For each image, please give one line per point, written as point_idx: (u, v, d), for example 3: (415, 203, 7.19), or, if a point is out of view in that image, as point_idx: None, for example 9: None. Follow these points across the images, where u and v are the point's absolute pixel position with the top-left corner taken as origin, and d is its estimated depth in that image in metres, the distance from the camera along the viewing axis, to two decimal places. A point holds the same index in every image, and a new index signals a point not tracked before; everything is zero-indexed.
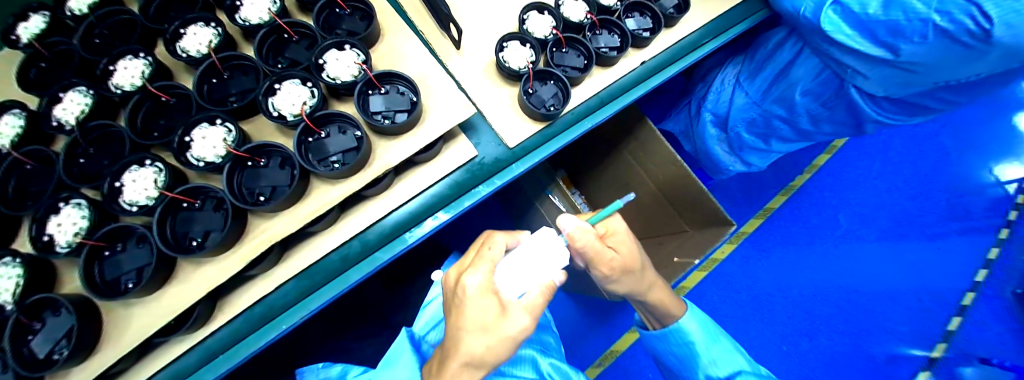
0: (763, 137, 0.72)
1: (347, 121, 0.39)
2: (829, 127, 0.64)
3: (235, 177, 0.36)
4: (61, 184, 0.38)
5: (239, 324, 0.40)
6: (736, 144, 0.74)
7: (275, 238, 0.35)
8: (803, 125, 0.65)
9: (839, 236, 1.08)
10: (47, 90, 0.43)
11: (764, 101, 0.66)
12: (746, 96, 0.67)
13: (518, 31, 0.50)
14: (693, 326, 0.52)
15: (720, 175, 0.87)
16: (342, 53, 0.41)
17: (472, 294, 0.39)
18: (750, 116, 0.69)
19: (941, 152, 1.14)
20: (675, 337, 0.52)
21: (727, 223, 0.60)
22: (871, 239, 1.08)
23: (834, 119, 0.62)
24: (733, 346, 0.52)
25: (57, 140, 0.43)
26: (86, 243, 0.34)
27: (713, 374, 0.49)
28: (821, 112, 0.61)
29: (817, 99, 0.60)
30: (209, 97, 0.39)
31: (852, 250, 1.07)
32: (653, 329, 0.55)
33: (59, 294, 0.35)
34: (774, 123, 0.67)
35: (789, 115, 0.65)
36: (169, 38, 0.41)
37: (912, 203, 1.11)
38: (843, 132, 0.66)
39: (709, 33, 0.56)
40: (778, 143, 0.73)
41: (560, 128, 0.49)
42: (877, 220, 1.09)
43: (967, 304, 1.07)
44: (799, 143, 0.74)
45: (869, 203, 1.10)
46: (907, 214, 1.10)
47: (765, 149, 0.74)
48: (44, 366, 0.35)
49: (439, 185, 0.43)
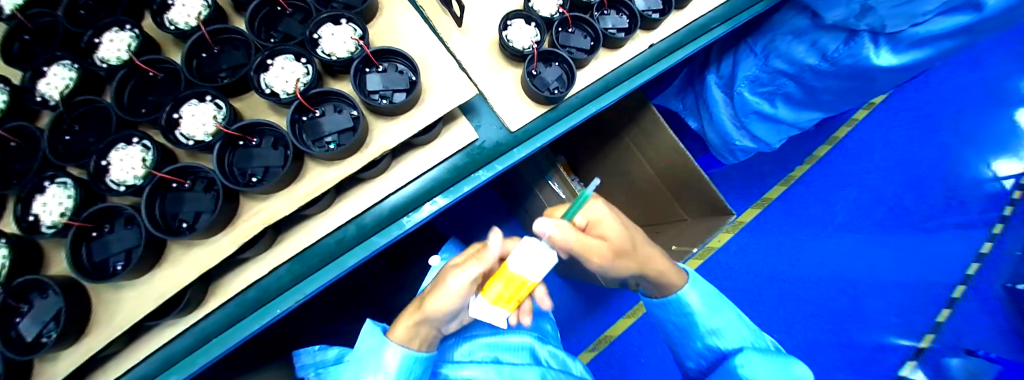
0: (769, 97, 0.69)
1: (343, 100, 0.37)
2: (835, 82, 0.62)
3: (226, 156, 0.35)
4: (45, 162, 0.37)
5: (232, 309, 0.38)
6: (740, 109, 0.72)
7: (269, 220, 0.34)
8: (809, 81, 0.63)
9: (834, 227, 1.07)
10: (30, 64, 0.41)
11: (769, 60, 0.64)
12: (752, 54, 0.67)
13: (523, 9, 0.47)
14: (694, 295, 0.51)
15: (725, 153, 0.84)
16: (338, 27, 0.39)
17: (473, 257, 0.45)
18: (753, 74, 0.67)
19: (941, 143, 1.12)
20: (675, 307, 0.52)
21: (728, 212, 0.58)
22: (870, 230, 1.07)
23: (839, 73, 0.60)
24: (734, 315, 0.51)
25: (42, 115, 0.41)
26: (72, 224, 0.33)
27: (712, 344, 0.50)
28: (826, 68, 0.59)
29: (821, 51, 0.58)
30: (198, 73, 0.37)
31: (847, 240, 1.06)
32: (653, 298, 0.54)
33: (46, 276, 0.34)
34: (780, 80, 0.66)
35: (793, 71, 0.63)
36: (157, 10, 0.39)
37: (906, 194, 1.09)
38: (851, 88, 0.63)
39: (721, 17, 0.54)
40: (784, 105, 0.71)
41: (564, 112, 0.47)
42: (873, 210, 1.08)
43: (956, 297, 1.07)
44: (808, 108, 0.72)
45: (867, 193, 1.09)
46: (907, 206, 1.09)
47: (772, 115, 0.72)
48: (32, 349, 0.34)
49: (437, 169, 0.41)
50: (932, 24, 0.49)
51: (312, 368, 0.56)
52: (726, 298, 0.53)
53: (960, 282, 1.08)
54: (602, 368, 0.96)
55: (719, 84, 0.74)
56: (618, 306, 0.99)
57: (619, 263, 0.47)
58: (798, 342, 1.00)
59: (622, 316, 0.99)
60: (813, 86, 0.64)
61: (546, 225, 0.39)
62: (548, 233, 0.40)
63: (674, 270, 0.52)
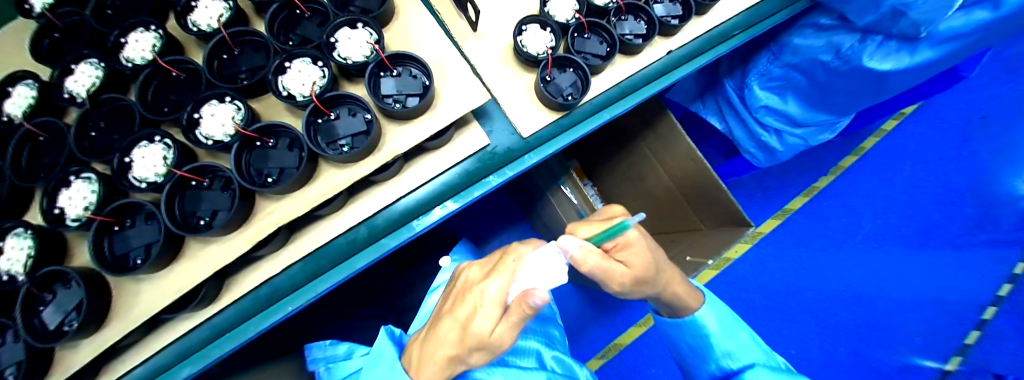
0: (780, 92, 0.69)
1: (357, 103, 0.38)
2: (848, 81, 0.62)
3: (243, 156, 0.36)
4: (71, 158, 0.38)
5: (248, 304, 0.39)
6: (749, 104, 0.72)
7: (283, 221, 0.35)
8: (821, 78, 0.63)
9: (860, 240, 1.05)
10: (58, 61, 0.42)
11: (781, 55, 0.65)
12: (767, 50, 0.67)
13: (538, 14, 0.48)
14: (709, 317, 0.52)
15: (756, 151, 0.79)
16: (354, 31, 0.40)
17: (490, 299, 0.40)
18: (765, 68, 0.68)
19: (973, 157, 1.08)
20: (690, 328, 0.52)
21: (746, 224, 0.58)
22: (892, 244, 1.05)
23: (851, 72, 0.59)
24: (749, 338, 0.50)
25: (68, 112, 0.43)
26: (95, 218, 0.34)
27: (725, 365, 0.48)
28: (838, 66, 0.59)
29: (836, 46, 0.58)
30: (219, 74, 0.38)
31: (874, 255, 1.04)
32: (666, 318, 0.55)
33: (69, 267, 0.35)
34: (791, 76, 0.66)
35: (807, 65, 0.63)
36: (180, 11, 0.40)
37: (938, 210, 1.06)
38: (864, 89, 0.63)
39: (742, 25, 0.53)
40: (796, 101, 0.69)
41: (577, 118, 0.47)
42: (902, 226, 1.06)
43: (987, 318, 0.97)
44: (822, 109, 0.70)
45: (893, 207, 1.07)
46: (931, 220, 1.06)
47: (784, 112, 0.71)
48: (54, 337, 0.35)
49: (448, 174, 0.42)
50: (952, 21, 0.49)
51: (321, 363, 0.56)
52: (744, 322, 0.52)
53: (988, 303, 0.98)
54: (612, 375, 0.96)
55: (732, 84, 0.74)
56: (628, 315, 0.99)
57: (638, 287, 0.49)
58: (811, 356, 0.99)
59: (632, 325, 0.98)
60: (826, 82, 0.63)
61: (570, 244, 0.40)
62: (571, 252, 0.40)
63: (688, 292, 0.53)
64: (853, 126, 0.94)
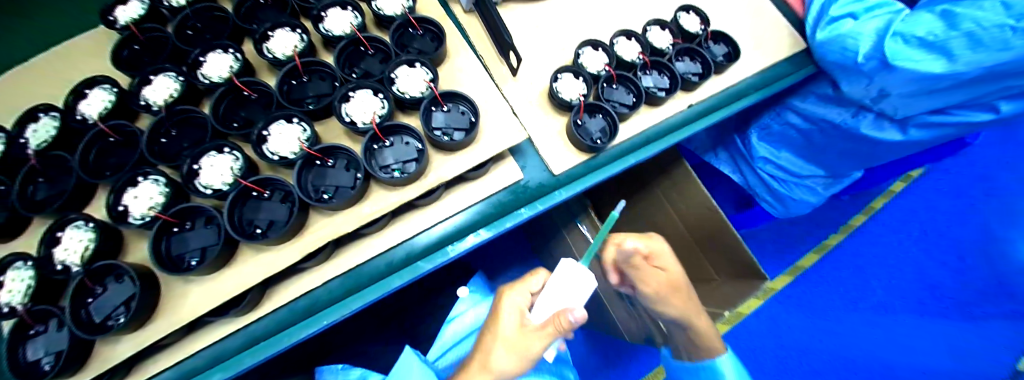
0: (779, 146, 0.74)
1: (410, 134, 0.42)
2: (843, 144, 0.67)
3: (304, 174, 0.39)
4: (143, 160, 0.41)
5: (284, 314, 0.41)
6: (751, 157, 0.77)
7: (333, 236, 0.38)
8: (818, 138, 0.68)
9: (873, 305, 1.07)
10: (139, 71, 0.47)
11: (781, 115, 0.70)
12: (770, 109, 0.72)
13: (572, 65, 0.53)
14: (729, 365, 0.57)
15: (771, 200, 0.81)
16: (412, 70, 0.44)
17: (509, 307, 0.46)
18: (766, 123, 0.73)
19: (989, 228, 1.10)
20: (709, 373, 0.58)
21: (760, 277, 0.59)
22: (905, 312, 1.06)
23: (846, 136, 0.64)
24: None
25: (140, 117, 0.46)
26: (160, 218, 0.37)
27: None
28: (832, 130, 0.65)
29: (834, 114, 0.63)
30: (288, 97, 0.43)
31: (887, 321, 1.06)
32: (686, 363, 0.61)
33: (124, 263, 0.37)
34: (790, 134, 0.71)
35: (806, 126, 0.68)
36: (258, 38, 0.44)
37: (950, 277, 1.08)
38: (859, 152, 0.67)
39: (754, 86, 0.57)
40: (792, 154, 0.75)
41: (604, 161, 0.50)
42: (912, 290, 1.08)
43: None
44: (818, 163, 0.75)
45: (908, 274, 1.09)
46: (942, 285, 1.08)
47: (780, 164, 0.75)
48: (99, 330, 0.37)
49: (482, 203, 0.45)
50: (943, 114, 0.55)
51: None
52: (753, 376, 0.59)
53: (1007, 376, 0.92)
54: None
55: (739, 139, 0.79)
56: (639, 363, 0.98)
57: None
58: None
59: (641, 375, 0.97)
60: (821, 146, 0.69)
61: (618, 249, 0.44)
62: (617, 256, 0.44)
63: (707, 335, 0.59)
64: (863, 184, 0.98)
